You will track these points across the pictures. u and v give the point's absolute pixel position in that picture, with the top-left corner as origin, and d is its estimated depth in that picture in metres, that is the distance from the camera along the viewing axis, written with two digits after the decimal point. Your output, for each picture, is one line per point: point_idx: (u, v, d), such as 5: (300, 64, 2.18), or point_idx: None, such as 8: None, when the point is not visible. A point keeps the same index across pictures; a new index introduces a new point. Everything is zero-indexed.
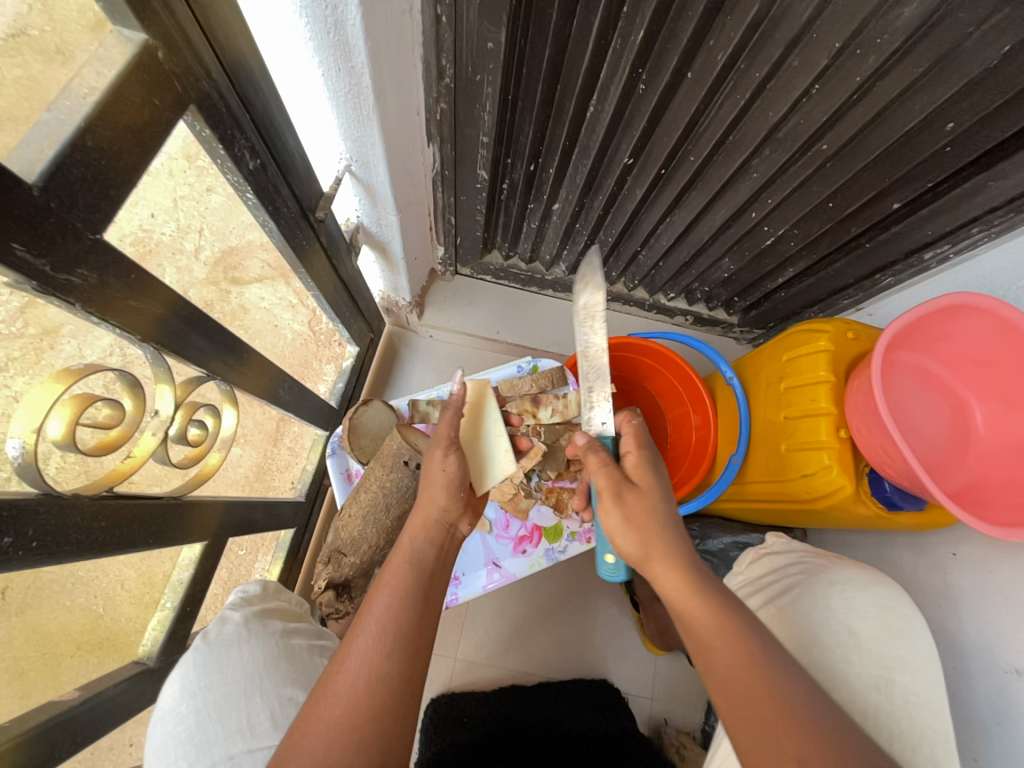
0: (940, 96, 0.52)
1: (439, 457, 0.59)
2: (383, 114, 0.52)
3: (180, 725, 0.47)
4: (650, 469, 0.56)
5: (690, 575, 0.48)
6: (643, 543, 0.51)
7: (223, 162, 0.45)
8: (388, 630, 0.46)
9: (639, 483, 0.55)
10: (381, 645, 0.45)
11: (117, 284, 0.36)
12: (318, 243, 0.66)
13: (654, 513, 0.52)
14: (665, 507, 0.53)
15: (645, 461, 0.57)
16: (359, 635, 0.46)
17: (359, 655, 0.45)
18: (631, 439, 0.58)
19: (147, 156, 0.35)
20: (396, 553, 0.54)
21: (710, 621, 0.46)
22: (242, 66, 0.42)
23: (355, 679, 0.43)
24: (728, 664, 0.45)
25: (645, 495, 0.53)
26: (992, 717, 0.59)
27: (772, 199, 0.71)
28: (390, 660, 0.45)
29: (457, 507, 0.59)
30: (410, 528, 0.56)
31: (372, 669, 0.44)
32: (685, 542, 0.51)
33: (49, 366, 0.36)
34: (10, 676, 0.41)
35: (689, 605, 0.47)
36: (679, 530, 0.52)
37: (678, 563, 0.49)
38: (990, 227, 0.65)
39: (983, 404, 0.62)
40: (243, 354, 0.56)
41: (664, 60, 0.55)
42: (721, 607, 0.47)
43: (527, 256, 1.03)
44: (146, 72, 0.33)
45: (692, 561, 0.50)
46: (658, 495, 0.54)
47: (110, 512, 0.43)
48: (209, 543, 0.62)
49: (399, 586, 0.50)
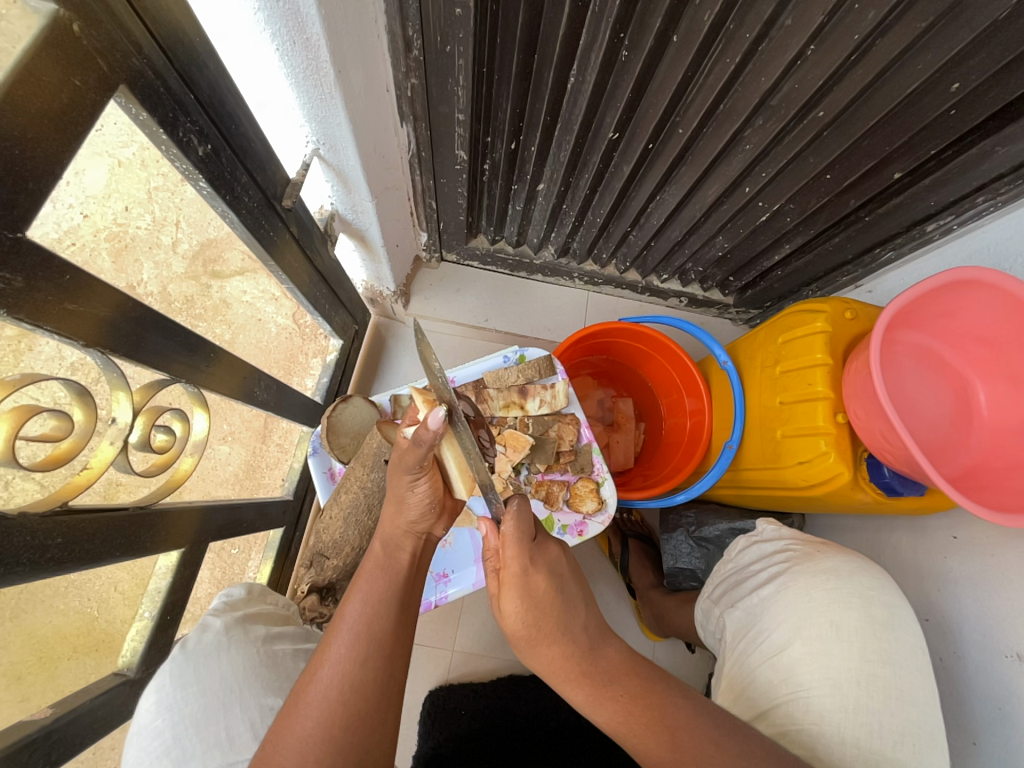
0: (945, 55, 0.48)
1: (407, 479, 0.54)
2: (346, 91, 0.49)
3: (155, 740, 0.45)
4: (520, 586, 0.47)
5: (587, 691, 0.47)
6: (535, 664, 0.49)
7: (168, 148, 0.42)
8: (361, 637, 0.44)
9: (507, 603, 0.48)
10: (354, 653, 0.43)
11: (48, 287, 0.33)
12: (288, 233, 0.62)
13: (529, 634, 0.48)
14: (539, 629, 0.47)
15: (516, 572, 0.48)
16: (332, 644, 0.44)
17: (332, 663, 0.43)
18: (505, 545, 0.48)
19: (72, 146, 0.32)
20: (370, 559, 0.53)
21: (621, 716, 0.46)
22: (181, 42, 0.38)
23: (328, 688, 0.41)
24: (648, 752, 0.46)
25: (515, 620, 0.48)
26: (992, 704, 0.58)
27: (766, 173, 0.67)
28: (364, 667, 0.43)
29: (430, 517, 0.56)
30: (383, 533, 0.55)
31: (346, 677, 0.42)
32: (571, 657, 0.47)
33: (28, 368, 0.36)
34: (8, 681, 0.40)
35: (598, 708, 0.47)
36: (563, 646, 0.47)
37: (571, 680, 0.47)
38: (997, 196, 0.62)
39: (987, 384, 0.59)
40: (210, 353, 0.53)
41: (647, 24, 0.51)
42: (625, 704, 0.46)
43: (514, 239, 0.99)
44: (59, 48, 0.29)
45: (583, 672, 0.47)
46: (528, 619, 0.47)
47: (68, 528, 0.40)
48: (188, 549, 0.59)
49: (373, 592, 0.48)
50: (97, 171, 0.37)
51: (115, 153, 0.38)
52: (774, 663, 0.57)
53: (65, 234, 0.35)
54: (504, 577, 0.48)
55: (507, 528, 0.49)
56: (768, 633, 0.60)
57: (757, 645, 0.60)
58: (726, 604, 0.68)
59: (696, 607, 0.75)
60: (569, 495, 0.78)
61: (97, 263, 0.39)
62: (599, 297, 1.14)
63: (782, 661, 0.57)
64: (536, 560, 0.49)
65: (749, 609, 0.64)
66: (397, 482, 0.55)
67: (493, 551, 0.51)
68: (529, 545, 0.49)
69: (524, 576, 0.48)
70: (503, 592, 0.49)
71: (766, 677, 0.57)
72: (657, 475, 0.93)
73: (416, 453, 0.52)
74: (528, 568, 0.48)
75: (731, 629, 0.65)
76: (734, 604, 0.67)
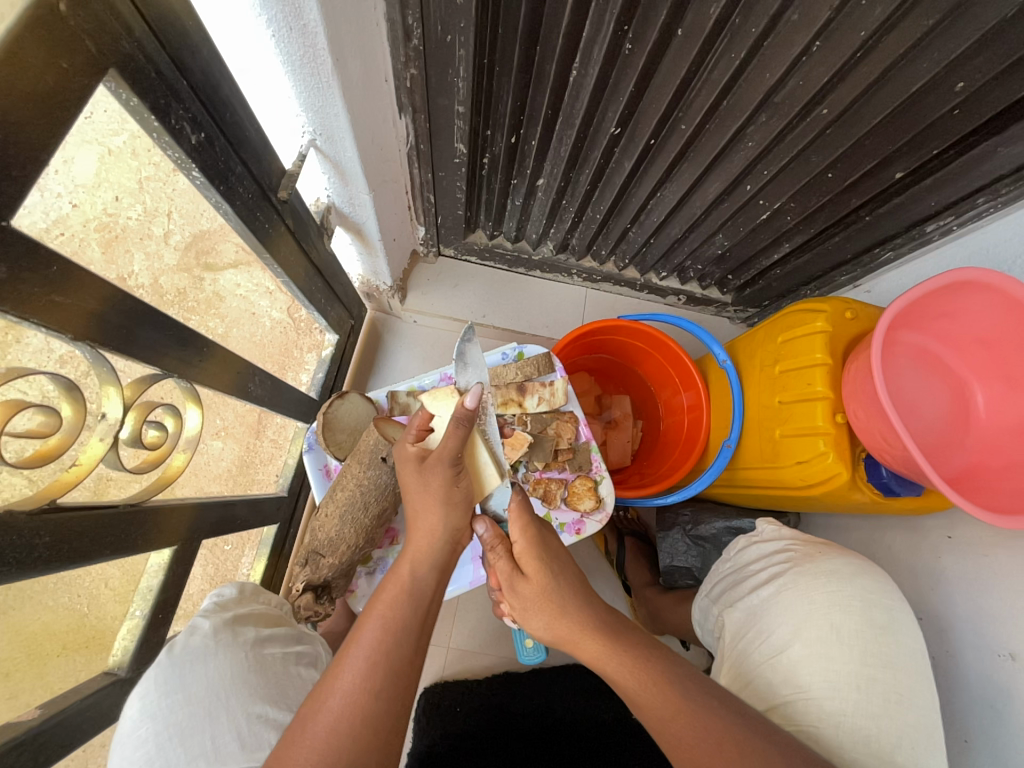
0: (951, 53, 0.48)
1: (444, 475, 0.54)
2: (343, 81, 0.47)
3: (138, 750, 0.44)
4: (536, 548, 0.53)
5: (605, 644, 0.48)
6: (555, 633, 0.50)
7: (159, 136, 0.40)
8: (377, 669, 0.44)
9: (530, 570, 0.52)
10: (369, 684, 0.42)
11: (34, 278, 0.32)
12: (284, 226, 0.61)
13: (547, 594, 0.50)
14: (559, 584, 0.51)
15: (529, 538, 0.53)
16: (345, 670, 0.43)
17: (344, 693, 0.42)
18: (513, 524, 0.54)
19: (58, 132, 0.31)
20: (394, 581, 0.51)
21: (636, 672, 0.46)
22: (173, 26, 0.37)
23: (338, 719, 0.40)
24: (663, 705, 0.45)
25: (534, 581, 0.51)
26: (983, 703, 0.58)
27: (767, 171, 0.67)
28: (378, 699, 0.42)
29: (462, 523, 0.56)
30: (410, 554, 0.53)
31: (358, 707, 0.41)
32: (586, 612, 0.49)
33: (7, 361, 0.34)
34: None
35: (610, 661, 0.47)
36: (574, 605, 0.50)
37: (588, 635, 0.48)
38: (997, 196, 0.62)
39: (984, 386, 0.60)
40: (204, 347, 0.52)
41: (651, 17, 0.50)
42: (641, 655, 0.47)
43: (512, 235, 0.99)
44: (46, 30, 0.28)
45: (599, 626, 0.49)
46: (549, 572, 0.51)
47: (56, 526, 0.39)
48: (181, 547, 0.58)
49: (394, 619, 0.47)
50: (85, 160, 0.36)
51: (105, 141, 0.37)
52: (773, 665, 0.57)
53: (53, 224, 0.34)
54: (519, 549, 0.53)
55: (511, 506, 0.55)
56: (767, 634, 0.60)
57: (755, 647, 0.60)
58: (726, 604, 0.68)
59: (694, 606, 0.76)
60: (566, 493, 0.77)
61: (86, 253, 0.38)
62: (598, 294, 1.13)
63: (780, 663, 0.57)
64: (543, 530, 0.56)
65: (749, 610, 0.64)
66: (428, 484, 0.53)
67: (498, 540, 0.55)
68: (535, 515, 0.56)
69: (535, 538, 0.54)
70: (521, 564, 0.53)
71: (767, 679, 0.57)
72: (653, 474, 0.93)
73: (454, 441, 0.54)
74: (541, 531, 0.55)
75: (730, 630, 0.65)
76: (733, 604, 0.67)
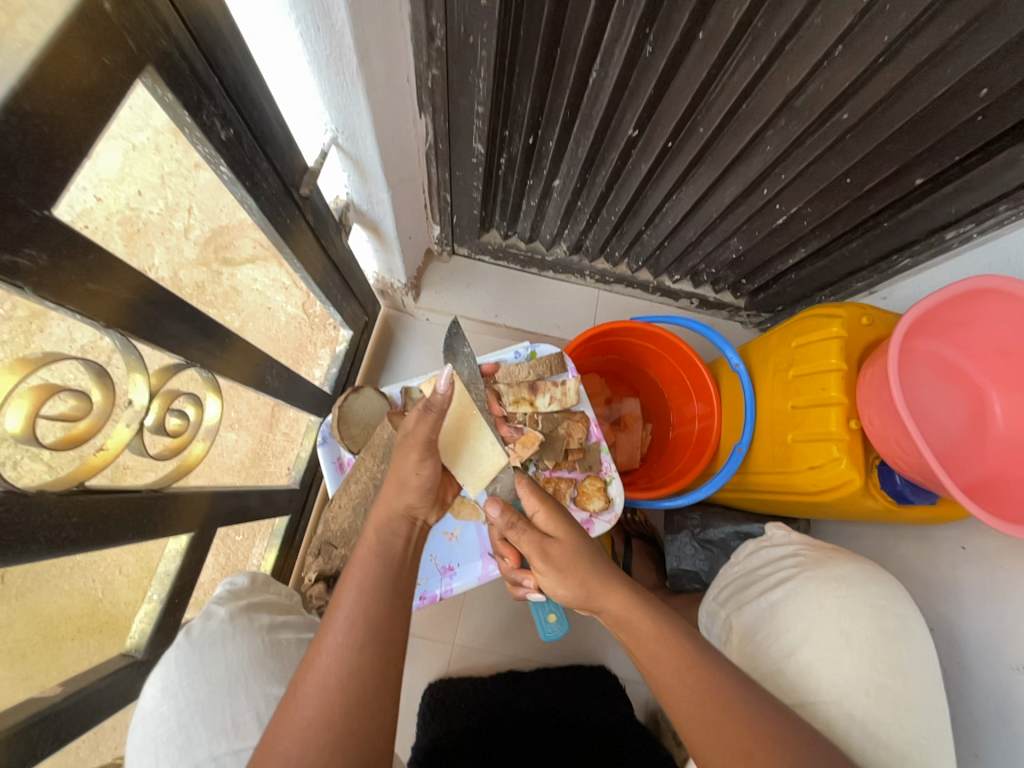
0: (975, 59, 0.48)
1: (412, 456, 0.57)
2: (369, 80, 0.48)
3: (161, 726, 0.45)
4: (559, 514, 0.57)
5: (628, 593, 0.51)
6: (585, 589, 0.52)
7: (191, 131, 0.42)
8: (357, 626, 0.44)
9: (558, 533, 0.55)
10: (350, 639, 0.43)
11: (71, 266, 0.33)
12: (304, 222, 0.62)
13: (576, 554, 0.53)
14: (585, 543, 0.55)
15: (551, 509, 0.57)
16: (328, 633, 0.44)
17: (328, 653, 0.42)
18: (530, 499, 0.58)
19: (97, 124, 0.32)
20: (362, 544, 0.53)
21: (653, 625, 0.49)
22: (207, 23, 0.38)
23: (326, 676, 0.41)
24: (674, 656, 0.47)
25: (566, 541, 0.54)
26: (993, 715, 0.58)
27: (785, 175, 0.67)
28: (362, 653, 0.43)
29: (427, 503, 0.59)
30: (375, 521, 0.55)
31: (344, 664, 0.42)
32: (610, 566, 0.53)
33: (38, 350, 0.35)
34: (14, 658, 0.40)
35: (633, 613, 0.50)
36: (598, 564, 0.53)
37: (614, 587, 0.51)
38: (1019, 205, 0.62)
39: (1003, 395, 0.59)
40: (225, 339, 0.53)
41: (673, 22, 0.51)
42: (658, 608, 0.51)
43: (527, 236, 0.99)
44: (91, 26, 0.29)
45: (621, 577, 0.53)
46: (574, 532, 0.55)
47: (83, 508, 0.40)
48: (197, 534, 0.59)
49: (366, 580, 0.49)
50: (110, 156, 0.36)
51: (130, 137, 0.37)
52: (784, 668, 0.57)
53: (78, 216, 0.35)
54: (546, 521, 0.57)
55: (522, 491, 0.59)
56: (777, 637, 0.59)
57: (764, 650, 0.60)
58: (734, 606, 0.68)
59: (702, 611, 0.76)
60: (576, 492, 0.78)
61: (110, 245, 0.38)
62: (610, 296, 1.14)
63: (791, 667, 0.57)
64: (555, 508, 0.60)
65: (758, 613, 0.64)
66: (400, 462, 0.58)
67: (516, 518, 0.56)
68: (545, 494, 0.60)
69: (557, 507, 0.58)
70: (546, 531, 0.56)
71: (778, 682, 0.57)
72: (663, 476, 0.93)
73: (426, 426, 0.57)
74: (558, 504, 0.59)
75: (738, 633, 0.65)
76: (742, 607, 0.67)
